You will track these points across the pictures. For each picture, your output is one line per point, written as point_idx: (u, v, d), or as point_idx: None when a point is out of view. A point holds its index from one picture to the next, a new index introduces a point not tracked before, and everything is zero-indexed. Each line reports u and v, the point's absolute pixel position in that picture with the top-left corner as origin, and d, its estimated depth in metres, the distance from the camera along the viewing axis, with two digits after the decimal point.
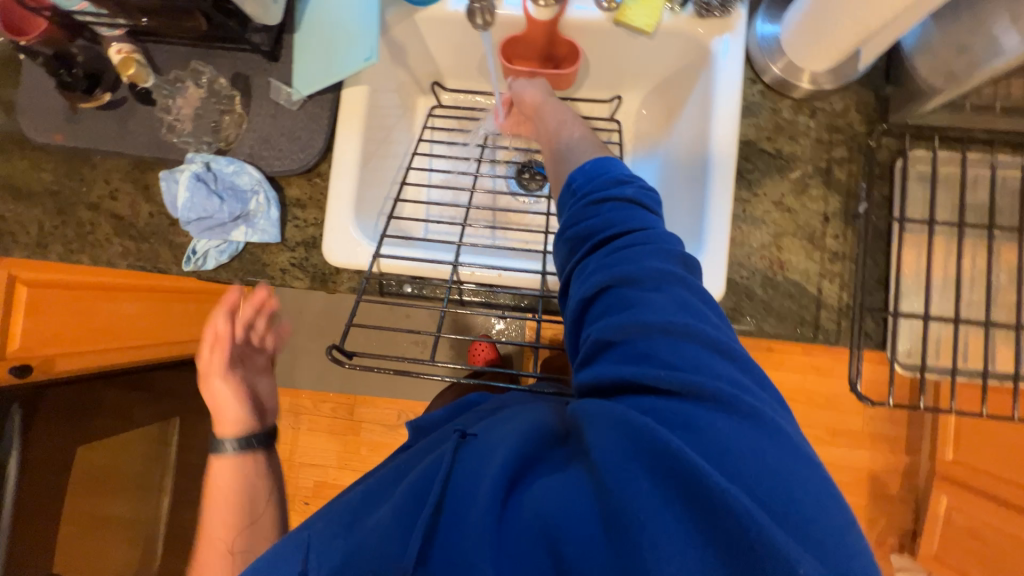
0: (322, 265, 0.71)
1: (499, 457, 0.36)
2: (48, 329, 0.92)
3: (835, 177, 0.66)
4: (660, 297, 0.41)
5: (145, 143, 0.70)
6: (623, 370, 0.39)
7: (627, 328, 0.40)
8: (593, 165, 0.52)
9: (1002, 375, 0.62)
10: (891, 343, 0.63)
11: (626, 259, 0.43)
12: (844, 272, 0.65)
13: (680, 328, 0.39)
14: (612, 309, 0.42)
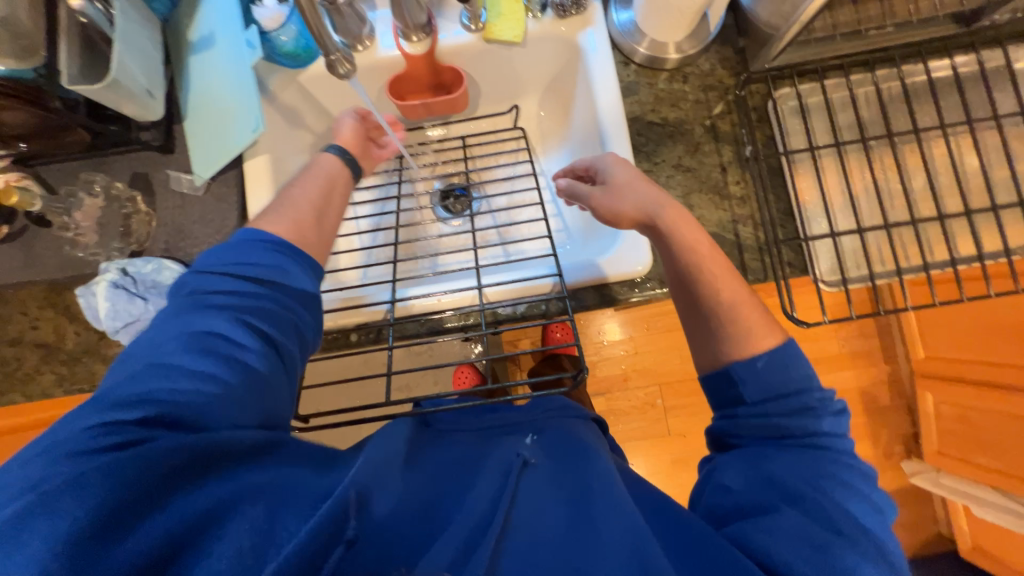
0: None
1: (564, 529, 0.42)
2: None
3: (722, 130, 0.71)
4: (794, 469, 0.44)
5: (55, 264, 0.69)
6: (765, 528, 0.41)
7: (793, 514, 0.41)
8: (763, 361, 0.49)
9: (916, 267, 0.67)
10: (812, 266, 0.67)
11: (812, 473, 0.44)
12: (753, 213, 0.69)
13: (846, 535, 0.40)
14: (786, 491, 0.43)
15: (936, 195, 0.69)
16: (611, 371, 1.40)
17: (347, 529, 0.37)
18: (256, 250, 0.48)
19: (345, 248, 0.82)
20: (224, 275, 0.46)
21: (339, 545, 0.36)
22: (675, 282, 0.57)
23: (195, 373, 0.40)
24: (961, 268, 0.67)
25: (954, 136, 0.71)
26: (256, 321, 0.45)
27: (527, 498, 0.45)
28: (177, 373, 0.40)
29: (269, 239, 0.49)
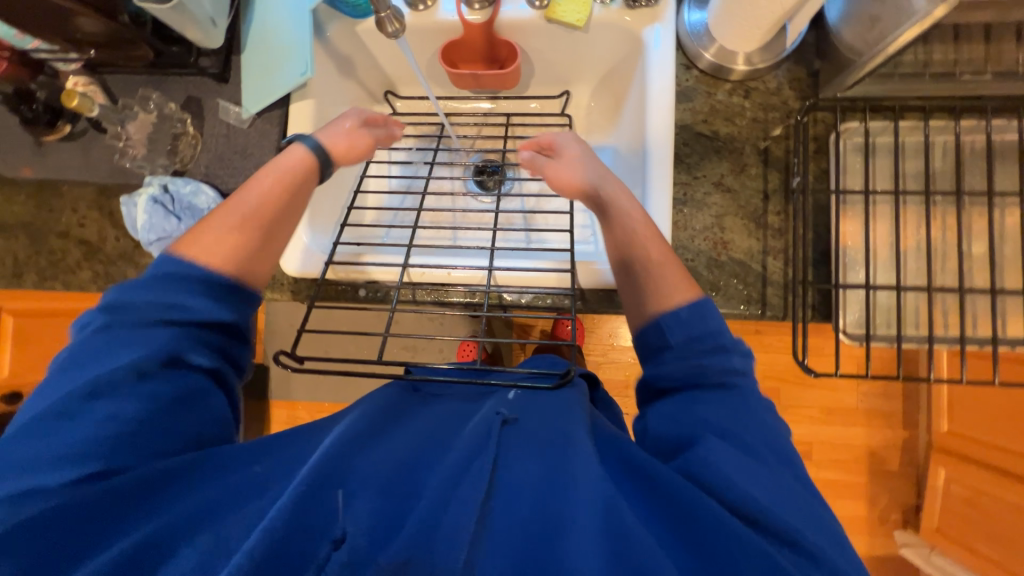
0: (280, 275, 0.74)
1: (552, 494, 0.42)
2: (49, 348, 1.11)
3: (774, 155, 0.67)
4: (719, 409, 0.47)
5: (106, 170, 0.73)
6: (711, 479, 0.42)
7: (731, 458, 0.43)
8: (689, 310, 0.52)
9: (949, 339, 0.63)
10: (836, 315, 0.64)
11: (737, 414, 0.46)
12: (786, 247, 0.66)
13: (774, 477, 0.43)
14: (718, 434, 0.45)
15: (995, 267, 0.64)
16: (612, 375, 1.40)
17: (335, 528, 0.38)
18: (175, 287, 0.48)
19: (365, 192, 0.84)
20: (143, 307, 0.47)
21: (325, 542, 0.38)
22: (613, 246, 0.61)
23: (98, 418, 0.42)
24: (1002, 350, 0.61)
25: None
26: (182, 349, 0.47)
27: (508, 460, 0.44)
28: (81, 427, 0.41)
29: (198, 278, 0.49)
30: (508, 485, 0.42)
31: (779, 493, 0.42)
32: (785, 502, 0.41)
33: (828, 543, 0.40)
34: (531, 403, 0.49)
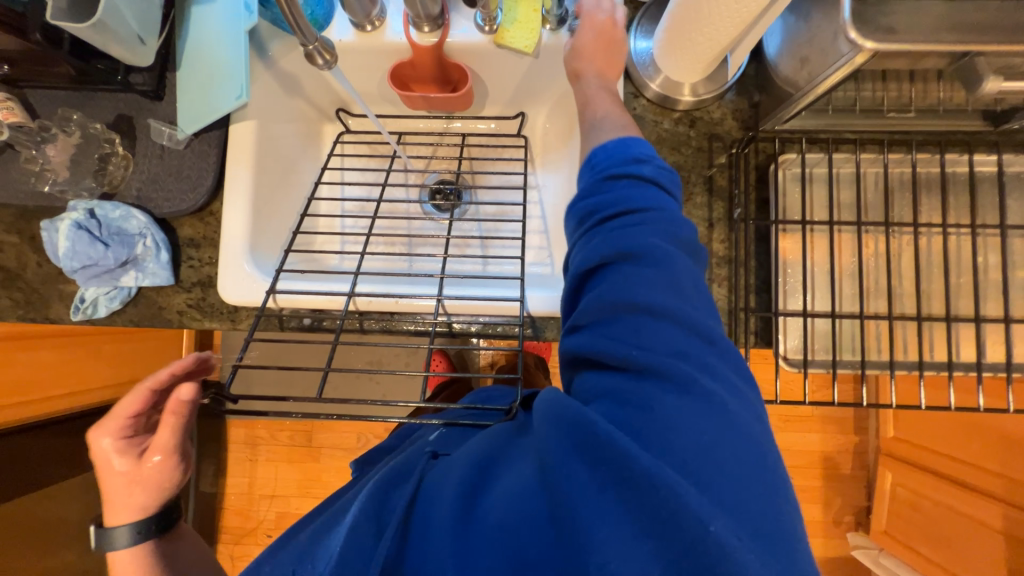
0: (221, 303, 0.70)
1: (459, 482, 0.44)
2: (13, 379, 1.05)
3: (717, 184, 0.68)
4: (601, 245, 0.45)
5: (22, 194, 0.67)
6: (599, 346, 0.43)
7: (614, 306, 0.42)
8: (615, 143, 0.51)
9: (880, 363, 0.66)
10: (778, 341, 0.66)
11: (621, 233, 0.45)
12: (729, 275, 0.67)
13: (664, 311, 0.41)
14: (604, 284, 0.44)
15: (921, 293, 0.67)
16: None
17: None
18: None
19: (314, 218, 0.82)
20: None
21: None
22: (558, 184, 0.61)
23: None
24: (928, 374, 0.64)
25: (955, 236, 0.68)
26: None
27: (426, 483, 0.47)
28: None
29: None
30: (422, 508, 0.45)
31: (639, 329, 0.42)
32: (658, 323, 0.42)
33: (725, 394, 0.39)
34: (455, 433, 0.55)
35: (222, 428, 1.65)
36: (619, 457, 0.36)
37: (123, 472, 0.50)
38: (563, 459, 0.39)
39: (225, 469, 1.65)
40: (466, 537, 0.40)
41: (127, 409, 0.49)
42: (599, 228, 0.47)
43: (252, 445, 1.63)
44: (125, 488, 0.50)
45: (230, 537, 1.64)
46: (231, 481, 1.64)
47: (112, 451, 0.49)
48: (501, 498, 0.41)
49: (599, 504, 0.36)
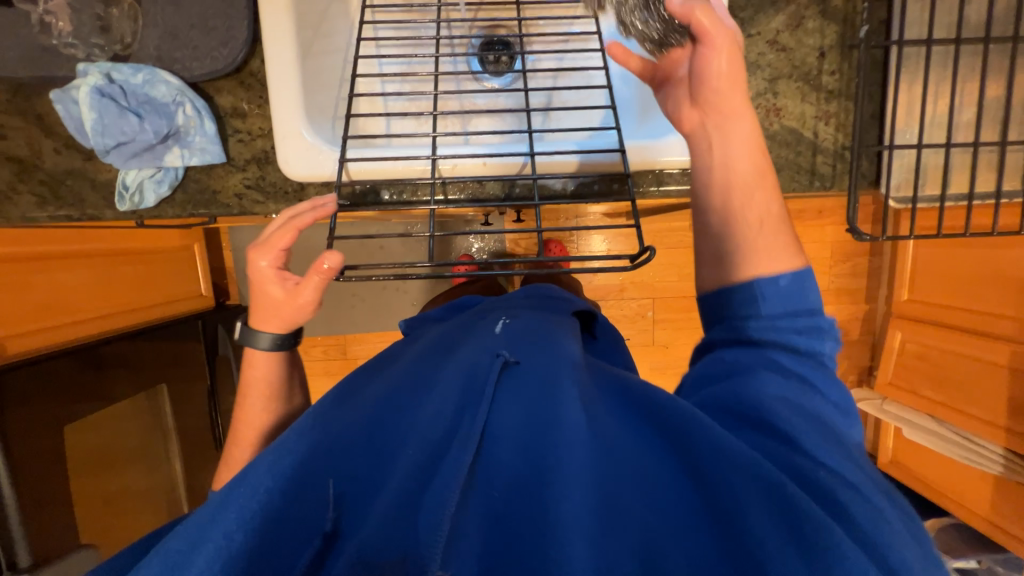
0: (283, 182, 0.63)
1: (560, 425, 0.40)
2: (43, 298, 0.98)
3: (833, 5, 0.61)
4: (771, 334, 0.48)
5: (17, 60, 0.56)
6: (749, 398, 0.44)
7: (769, 385, 0.45)
8: (791, 283, 0.48)
9: (960, 197, 0.67)
10: (884, 179, 0.64)
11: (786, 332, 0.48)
12: (840, 111, 0.63)
13: (808, 398, 0.45)
14: (765, 362, 0.47)
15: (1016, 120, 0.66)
16: (609, 281, 1.54)
17: (324, 519, 0.38)
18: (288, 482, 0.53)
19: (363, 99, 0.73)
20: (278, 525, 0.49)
21: (317, 537, 0.37)
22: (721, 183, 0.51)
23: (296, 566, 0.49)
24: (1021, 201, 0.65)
25: None
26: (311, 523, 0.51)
27: (504, 401, 0.42)
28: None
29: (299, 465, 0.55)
30: (500, 436, 0.40)
31: (815, 432, 0.42)
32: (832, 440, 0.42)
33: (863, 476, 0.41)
34: (523, 338, 0.48)
35: None
36: (789, 503, 0.36)
37: (270, 297, 0.53)
38: (725, 475, 0.37)
39: None
40: (597, 498, 0.36)
41: (280, 241, 0.51)
42: (775, 342, 0.48)
43: None
44: (266, 305, 0.54)
45: None
46: None
47: (270, 273, 0.52)
48: (625, 481, 0.38)
49: (766, 520, 0.35)
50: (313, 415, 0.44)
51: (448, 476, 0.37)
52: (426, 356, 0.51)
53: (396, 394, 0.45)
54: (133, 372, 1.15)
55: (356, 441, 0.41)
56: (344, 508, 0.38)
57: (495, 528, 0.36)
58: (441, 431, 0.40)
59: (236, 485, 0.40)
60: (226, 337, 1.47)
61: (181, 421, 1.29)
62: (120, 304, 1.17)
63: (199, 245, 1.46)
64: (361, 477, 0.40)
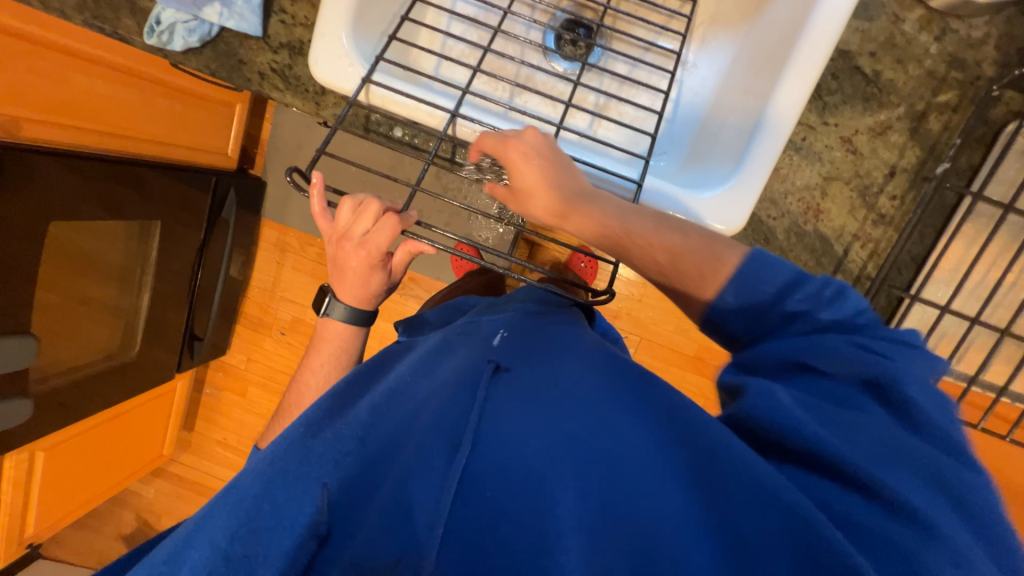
0: (307, 80, 0.61)
1: (540, 436, 0.46)
2: (73, 96, 1.00)
3: (926, 127, 0.55)
4: (782, 349, 0.46)
5: None
6: (796, 416, 0.42)
7: (805, 407, 0.42)
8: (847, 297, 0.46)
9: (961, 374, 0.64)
10: (893, 325, 0.61)
11: (817, 345, 0.44)
12: (882, 239, 0.58)
13: (871, 415, 0.41)
14: (801, 386, 0.44)
15: None
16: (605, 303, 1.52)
17: (320, 526, 0.48)
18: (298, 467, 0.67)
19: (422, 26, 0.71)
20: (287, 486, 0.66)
21: (313, 538, 0.48)
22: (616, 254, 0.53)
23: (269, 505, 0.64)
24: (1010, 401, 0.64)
25: None
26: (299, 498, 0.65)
27: (494, 407, 0.48)
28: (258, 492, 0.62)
29: None
30: (490, 443, 0.46)
31: (910, 470, 0.38)
32: (859, 437, 0.40)
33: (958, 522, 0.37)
34: (519, 353, 0.56)
35: (257, 225, 1.70)
36: (794, 513, 0.38)
37: (376, 284, 0.59)
38: (707, 469, 0.43)
39: (252, 262, 1.74)
40: (593, 506, 0.42)
41: (353, 227, 0.53)
42: (779, 354, 0.46)
43: (282, 249, 1.72)
44: (378, 290, 0.61)
45: (248, 323, 1.80)
46: (257, 274, 1.75)
47: (354, 255, 0.55)
48: (622, 482, 0.43)
49: (773, 531, 0.38)
50: (320, 419, 0.56)
51: (439, 471, 0.45)
52: (421, 364, 0.61)
53: (391, 395, 0.56)
54: (138, 197, 1.17)
55: (356, 440, 0.52)
56: (333, 515, 0.48)
57: (479, 539, 0.42)
58: (433, 428, 0.48)
59: (232, 494, 0.53)
60: (235, 202, 1.50)
61: (162, 261, 1.33)
62: (141, 131, 1.18)
63: (242, 105, 1.48)
64: (365, 468, 0.50)
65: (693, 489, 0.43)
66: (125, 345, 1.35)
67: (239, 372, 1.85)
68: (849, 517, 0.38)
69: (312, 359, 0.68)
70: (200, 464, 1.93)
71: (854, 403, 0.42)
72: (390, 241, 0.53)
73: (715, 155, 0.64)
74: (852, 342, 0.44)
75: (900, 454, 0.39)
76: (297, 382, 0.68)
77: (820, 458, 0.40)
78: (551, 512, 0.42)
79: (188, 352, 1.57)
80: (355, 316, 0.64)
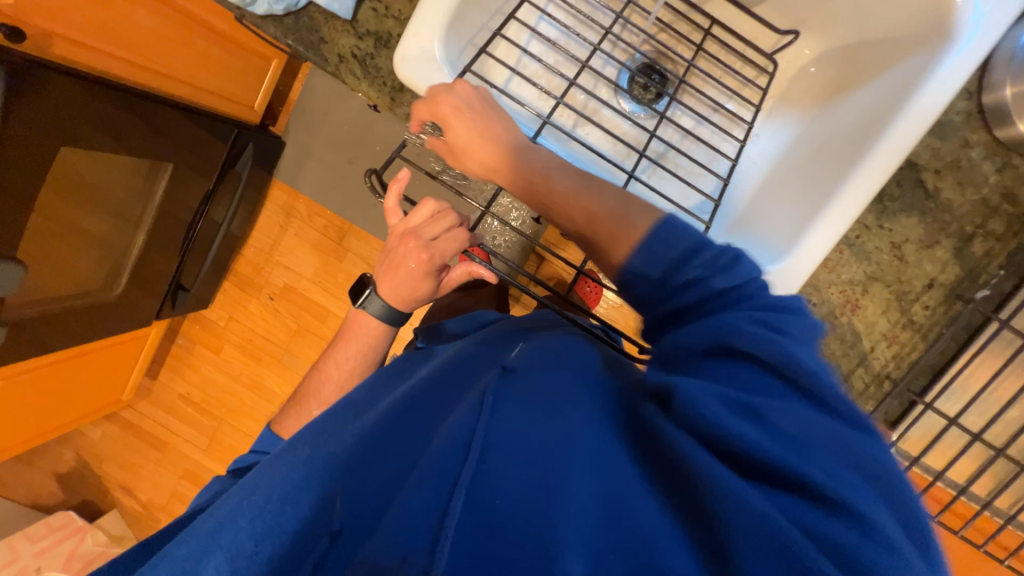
0: (387, 73, 0.60)
1: (538, 436, 0.44)
2: (114, 21, 0.95)
3: (972, 250, 0.58)
4: (697, 335, 0.44)
5: None
6: (717, 407, 0.38)
7: (714, 388, 0.40)
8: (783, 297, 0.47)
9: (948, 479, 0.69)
10: (901, 426, 0.64)
11: (726, 324, 0.43)
12: (908, 344, 0.60)
13: (761, 401, 0.39)
14: (715, 376, 0.41)
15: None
16: None
17: (333, 522, 0.46)
18: None
19: (506, 41, 0.70)
20: None
21: (325, 536, 0.46)
22: None
23: None
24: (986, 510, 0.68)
25: None
26: None
27: (499, 410, 0.46)
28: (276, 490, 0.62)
29: None
30: (494, 442, 0.43)
31: (828, 455, 0.36)
32: (771, 421, 0.38)
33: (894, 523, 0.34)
34: (531, 359, 0.55)
35: (267, 184, 1.64)
36: (759, 513, 0.34)
37: (423, 291, 0.58)
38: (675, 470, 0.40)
39: (254, 220, 1.69)
40: (598, 507, 0.39)
41: (423, 230, 0.53)
42: (681, 347, 0.45)
43: (288, 213, 1.67)
44: (422, 297, 0.59)
45: (236, 280, 1.74)
46: (257, 233, 1.70)
47: (415, 258, 0.54)
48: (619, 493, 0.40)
49: (738, 533, 0.34)
50: (337, 428, 0.55)
51: (452, 472, 0.42)
52: (441, 381, 0.58)
53: (417, 401, 0.55)
54: (156, 137, 1.11)
55: (373, 448, 0.49)
56: (348, 516, 0.46)
57: (484, 539, 0.38)
58: (450, 434, 0.46)
59: (237, 509, 0.50)
60: (250, 157, 1.45)
61: (166, 205, 1.26)
62: (173, 69, 1.13)
63: (278, 62, 1.45)
64: (376, 469, 0.48)
65: (686, 514, 0.38)
66: (108, 284, 1.27)
67: (217, 328, 1.78)
68: (815, 524, 0.34)
69: (337, 352, 0.67)
70: (157, 415, 1.86)
71: (758, 387, 0.40)
72: (455, 252, 0.53)
73: (770, 222, 0.64)
74: (750, 317, 0.43)
75: (801, 433, 0.37)
76: (319, 372, 0.68)
77: (743, 452, 0.36)
78: (551, 513, 0.38)
79: (170, 302, 1.51)
80: (391, 315, 0.61)
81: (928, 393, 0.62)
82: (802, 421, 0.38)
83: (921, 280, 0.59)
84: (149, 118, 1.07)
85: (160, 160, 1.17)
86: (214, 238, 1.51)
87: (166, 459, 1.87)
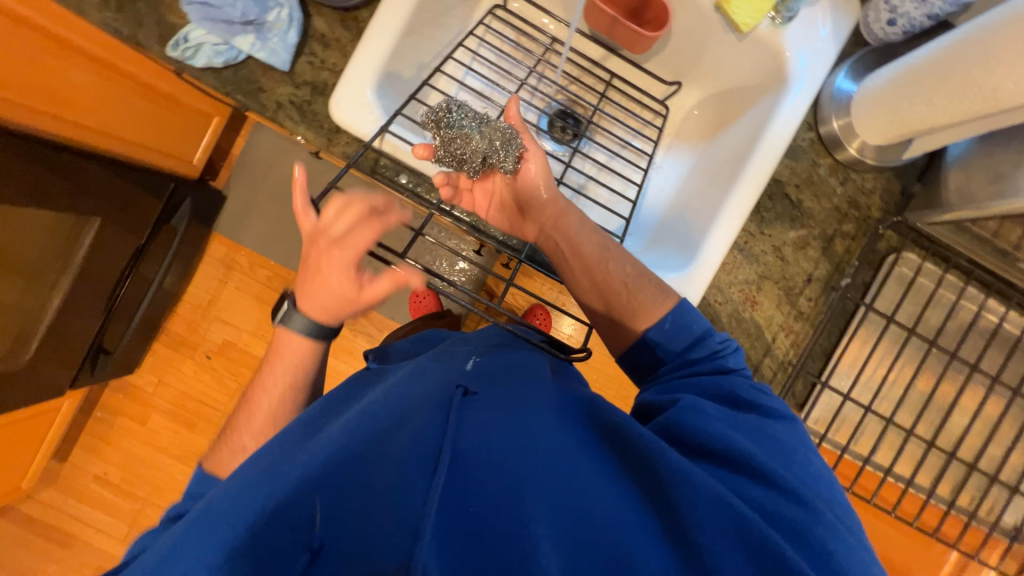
0: (324, 117, 0.65)
1: (508, 451, 0.48)
2: (41, 78, 0.95)
3: (834, 248, 0.69)
4: (704, 387, 0.59)
5: None
6: (719, 431, 0.53)
7: (720, 419, 0.55)
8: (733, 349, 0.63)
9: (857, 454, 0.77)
10: (808, 406, 0.72)
11: (727, 382, 0.59)
12: (801, 332, 0.70)
13: (743, 432, 0.55)
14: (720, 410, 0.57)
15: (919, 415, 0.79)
16: None
17: (313, 536, 0.43)
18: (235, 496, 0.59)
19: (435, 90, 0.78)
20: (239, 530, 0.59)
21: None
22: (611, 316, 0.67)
23: None
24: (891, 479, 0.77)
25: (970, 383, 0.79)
26: None
27: (464, 425, 0.48)
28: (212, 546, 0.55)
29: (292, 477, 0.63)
30: (465, 458, 0.46)
31: (781, 467, 0.52)
32: (753, 446, 0.53)
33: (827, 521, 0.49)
34: (483, 373, 0.57)
35: (205, 239, 1.61)
36: (728, 509, 0.47)
37: (342, 296, 0.58)
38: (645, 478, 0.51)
39: (190, 276, 1.62)
40: (576, 515, 0.46)
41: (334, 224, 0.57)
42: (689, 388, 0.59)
43: (229, 266, 1.63)
44: (345, 308, 0.60)
45: (168, 341, 1.64)
46: (193, 289, 1.63)
47: (329, 253, 0.57)
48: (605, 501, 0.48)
49: (704, 519, 0.46)
50: (286, 452, 0.52)
51: (422, 485, 0.43)
52: (397, 387, 0.57)
53: (372, 414, 0.52)
54: (83, 192, 1.07)
55: (334, 464, 0.47)
56: (329, 529, 0.44)
57: (474, 550, 0.42)
58: (413, 445, 0.46)
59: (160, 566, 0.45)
60: (187, 211, 1.44)
61: (88, 263, 1.18)
62: (105, 126, 1.12)
63: (219, 120, 1.48)
64: (332, 491, 0.46)
65: (655, 516, 0.49)
66: (16, 352, 1.14)
67: (143, 394, 1.64)
68: (758, 505, 0.49)
69: (267, 374, 0.66)
70: (64, 504, 1.62)
71: (750, 424, 0.56)
72: (366, 237, 0.56)
73: (681, 239, 0.73)
74: (744, 381, 0.60)
75: (767, 454, 0.53)
76: (250, 397, 0.66)
77: (729, 456, 0.52)
78: (534, 523, 0.44)
79: (88, 368, 1.38)
80: (315, 330, 0.62)
81: (824, 374, 0.71)
82: (770, 445, 0.54)
83: (801, 276, 0.69)
84: (76, 173, 1.04)
85: (86, 215, 1.11)
86: (144, 296, 1.43)
87: (74, 557, 1.62)
